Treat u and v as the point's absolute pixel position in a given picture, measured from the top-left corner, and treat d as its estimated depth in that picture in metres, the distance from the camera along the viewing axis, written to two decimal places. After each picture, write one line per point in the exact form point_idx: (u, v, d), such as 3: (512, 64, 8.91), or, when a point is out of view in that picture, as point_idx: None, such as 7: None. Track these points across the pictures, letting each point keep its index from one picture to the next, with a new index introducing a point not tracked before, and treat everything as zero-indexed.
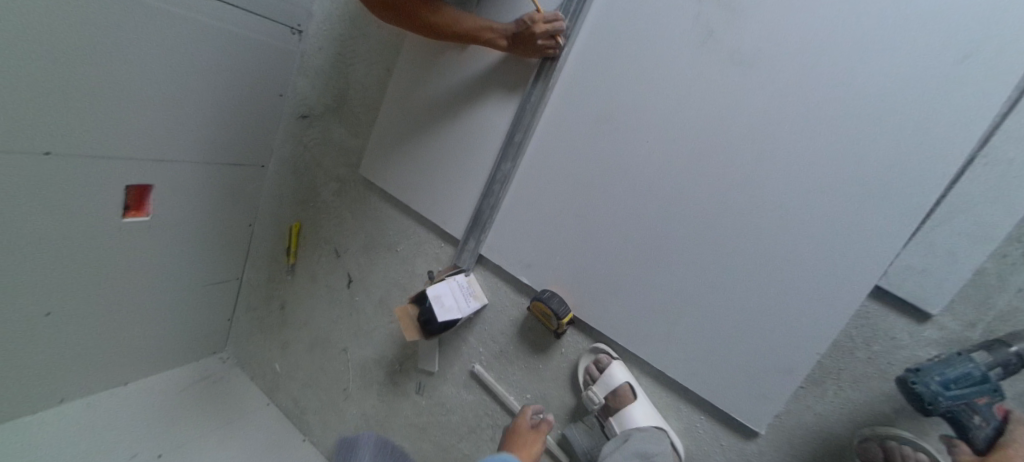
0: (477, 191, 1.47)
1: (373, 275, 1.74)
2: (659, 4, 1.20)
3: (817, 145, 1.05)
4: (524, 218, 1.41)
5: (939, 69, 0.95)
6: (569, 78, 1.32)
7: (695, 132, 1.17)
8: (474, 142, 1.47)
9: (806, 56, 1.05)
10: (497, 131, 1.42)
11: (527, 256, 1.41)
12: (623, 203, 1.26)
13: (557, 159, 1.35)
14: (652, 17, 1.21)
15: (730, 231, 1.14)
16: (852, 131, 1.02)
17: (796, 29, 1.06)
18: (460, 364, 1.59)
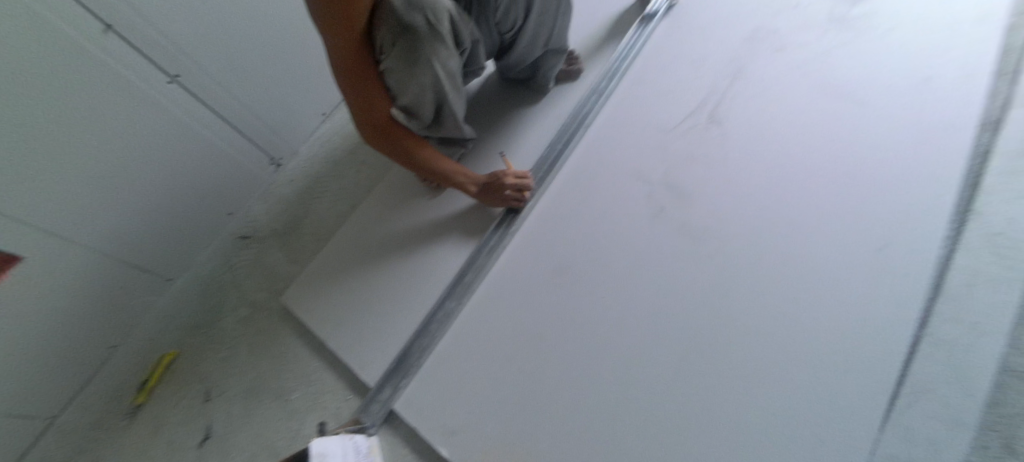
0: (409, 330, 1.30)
1: (241, 431, 1.31)
2: (615, 182, 1.34)
3: (774, 313, 1.07)
4: (459, 371, 1.19)
5: (865, 262, 1.08)
6: (526, 232, 1.34)
7: (656, 292, 1.15)
8: (418, 280, 1.36)
9: (742, 238, 1.18)
10: (448, 272, 1.35)
11: (453, 421, 1.13)
12: (580, 356, 1.12)
13: (507, 306, 1.24)
14: (609, 191, 1.33)
15: (696, 399, 1.02)
16: (800, 307, 1.06)
17: (740, 214, 1.21)
18: None
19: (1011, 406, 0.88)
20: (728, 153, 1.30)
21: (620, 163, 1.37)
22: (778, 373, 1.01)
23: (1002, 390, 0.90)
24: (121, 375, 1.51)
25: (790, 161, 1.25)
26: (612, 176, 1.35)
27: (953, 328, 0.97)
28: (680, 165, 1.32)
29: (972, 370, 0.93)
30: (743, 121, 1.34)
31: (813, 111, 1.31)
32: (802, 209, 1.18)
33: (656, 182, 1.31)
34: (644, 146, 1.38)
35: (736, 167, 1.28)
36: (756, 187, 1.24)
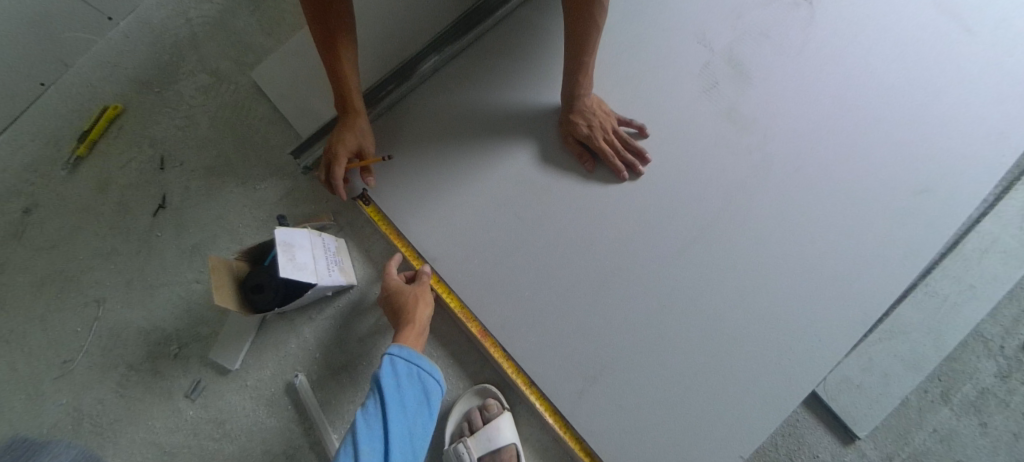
0: (398, 152, 1.10)
1: (202, 209, 1.22)
2: (675, 33, 1.08)
3: (767, 229, 0.97)
4: (447, 203, 1.06)
5: (895, 198, 0.96)
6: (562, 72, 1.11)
7: (667, 178, 1.01)
8: (416, 94, 1.14)
9: (799, 137, 1.00)
10: (459, 99, 1.12)
11: (432, 247, 1.04)
12: (569, 223, 1.01)
13: (518, 152, 1.07)
14: (663, 41, 1.08)
15: (673, 295, 0.96)
16: (839, 224, 0.95)
17: (788, 121, 1.01)
18: (274, 366, 1.10)
19: (972, 363, 0.92)
20: (821, 30, 1.05)
21: (684, 12, 1.10)
22: (773, 292, 0.94)
23: (966, 349, 0.92)
24: (59, 115, 1.31)
25: (893, 61, 1.02)
26: (677, 25, 1.09)
27: (960, 280, 0.93)
28: (758, 35, 1.07)
29: (959, 321, 0.91)
30: (840, 11, 1.06)
31: (919, 29, 1.03)
32: (882, 122, 0.99)
33: (717, 48, 1.07)
34: None
35: (827, 49, 1.04)
36: (808, 92, 1.02)
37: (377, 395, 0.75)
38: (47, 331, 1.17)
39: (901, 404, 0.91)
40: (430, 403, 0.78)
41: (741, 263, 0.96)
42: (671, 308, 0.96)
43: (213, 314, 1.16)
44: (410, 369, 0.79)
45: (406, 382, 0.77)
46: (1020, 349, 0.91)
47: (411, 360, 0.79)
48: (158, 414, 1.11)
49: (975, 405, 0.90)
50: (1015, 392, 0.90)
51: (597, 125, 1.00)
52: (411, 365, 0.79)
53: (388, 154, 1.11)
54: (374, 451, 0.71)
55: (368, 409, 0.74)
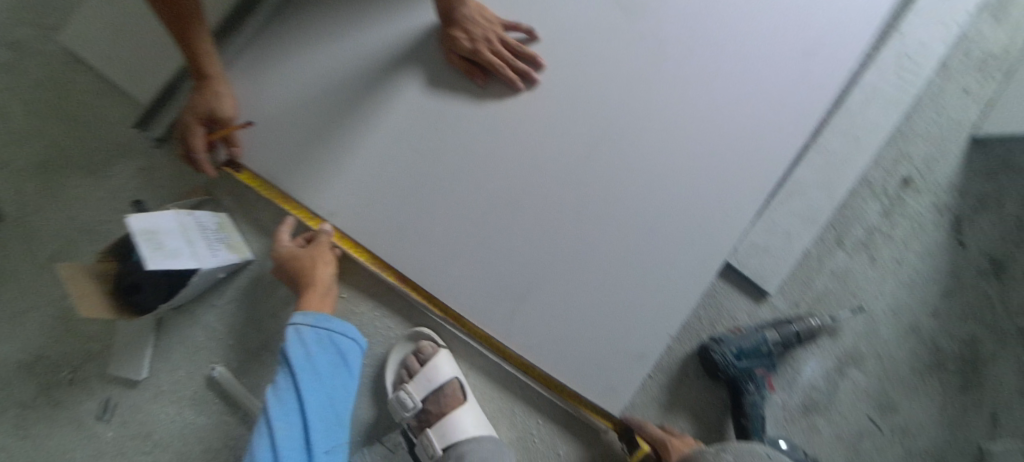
0: (260, 99, 0.93)
1: (47, 211, 1.03)
2: None
3: (671, 113, 0.94)
4: (333, 148, 0.91)
5: (783, 60, 0.95)
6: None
7: (564, 78, 0.94)
8: (269, 26, 0.95)
9: (687, 16, 0.96)
10: (322, 23, 0.94)
11: (330, 202, 0.92)
12: (473, 144, 0.92)
13: (402, 73, 0.93)
14: None
15: (588, 198, 0.92)
16: (735, 96, 0.94)
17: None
18: (187, 364, 1.00)
19: (861, 206, 0.98)
20: None
21: None
22: (683, 176, 0.93)
23: (855, 195, 0.98)
24: None
25: None
26: None
27: (846, 133, 0.97)
28: None
29: (847, 171, 0.96)
30: None
31: None
32: None
33: None
34: None
35: None
36: None
37: (288, 367, 0.73)
38: None
39: (804, 257, 0.97)
40: (348, 364, 0.77)
41: (653, 152, 0.93)
42: (590, 212, 0.92)
43: (99, 324, 1.03)
44: (319, 334, 0.76)
45: (317, 348, 0.75)
46: (900, 186, 0.98)
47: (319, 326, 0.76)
48: (69, 444, 1.00)
49: (865, 244, 0.97)
50: (897, 225, 0.98)
51: (479, 36, 0.89)
52: (319, 331, 0.76)
53: (251, 103, 0.93)
54: (291, 424, 0.70)
55: (279, 385, 0.72)
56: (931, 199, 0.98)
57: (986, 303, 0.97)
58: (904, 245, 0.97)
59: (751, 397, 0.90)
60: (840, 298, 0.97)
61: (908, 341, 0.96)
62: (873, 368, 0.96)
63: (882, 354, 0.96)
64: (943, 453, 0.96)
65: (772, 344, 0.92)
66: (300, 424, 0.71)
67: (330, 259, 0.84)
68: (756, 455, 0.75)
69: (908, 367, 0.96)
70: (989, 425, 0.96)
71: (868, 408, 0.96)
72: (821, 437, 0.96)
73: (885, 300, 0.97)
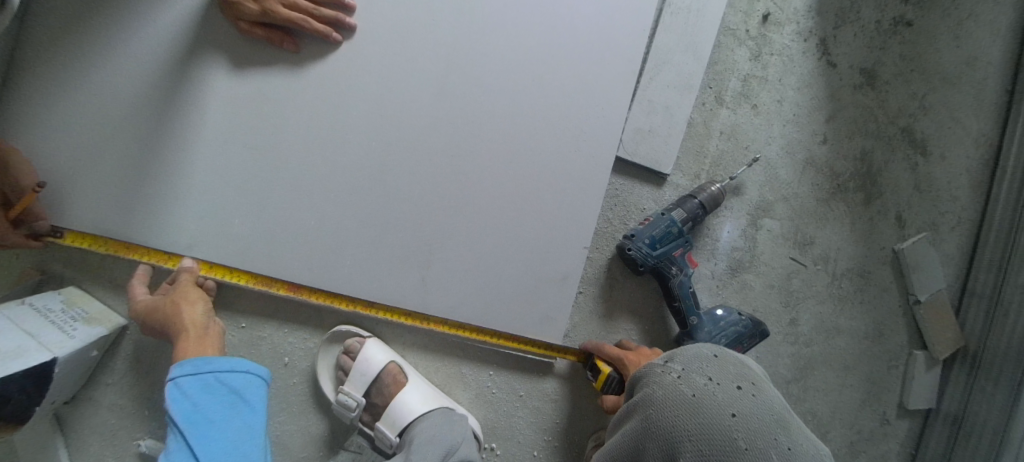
0: (45, 147, 0.77)
1: None
2: None
3: (510, 23, 0.85)
4: (159, 173, 0.80)
5: None
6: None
7: (381, 12, 0.82)
8: (11, 50, 0.76)
9: None
10: (77, 29, 0.77)
11: (180, 234, 0.81)
12: (310, 120, 0.82)
13: (201, 65, 0.80)
14: None
15: (457, 139, 0.85)
16: None
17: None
18: (108, 452, 0.91)
19: (730, 58, 0.95)
20: None
21: None
22: (545, 85, 0.87)
23: (722, 47, 0.95)
24: None
25: None
26: None
27: None
28: None
29: (706, 24, 0.92)
30: None
31: None
32: None
33: None
34: None
35: None
36: None
37: (173, 426, 0.66)
38: None
39: (690, 126, 0.95)
40: (247, 399, 0.71)
41: (503, 70, 0.85)
42: (462, 154, 0.86)
43: None
44: (203, 380, 0.70)
45: (201, 395, 0.69)
46: (762, 24, 0.95)
47: (199, 371, 0.70)
48: None
49: (743, 94, 0.96)
50: (768, 65, 0.96)
51: None
52: (203, 376, 0.70)
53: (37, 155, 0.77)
54: None
55: (169, 448, 0.65)
56: (793, 28, 0.96)
57: (867, 114, 0.98)
58: (780, 83, 0.96)
59: (678, 280, 0.88)
60: (734, 155, 0.96)
61: (807, 175, 0.98)
62: (783, 211, 0.98)
63: (787, 195, 0.98)
64: (862, 266, 1.01)
65: (678, 222, 0.88)
66: None
67: (201, 300, 0.78)
68: (705, 359, 0.63)
69: (813, 199, 0.98)
70: (896, 226, 1.01)
71: (788, 250, 0.99)
72: (753, 291, 0.99)
73: (776, 143, 0.96)
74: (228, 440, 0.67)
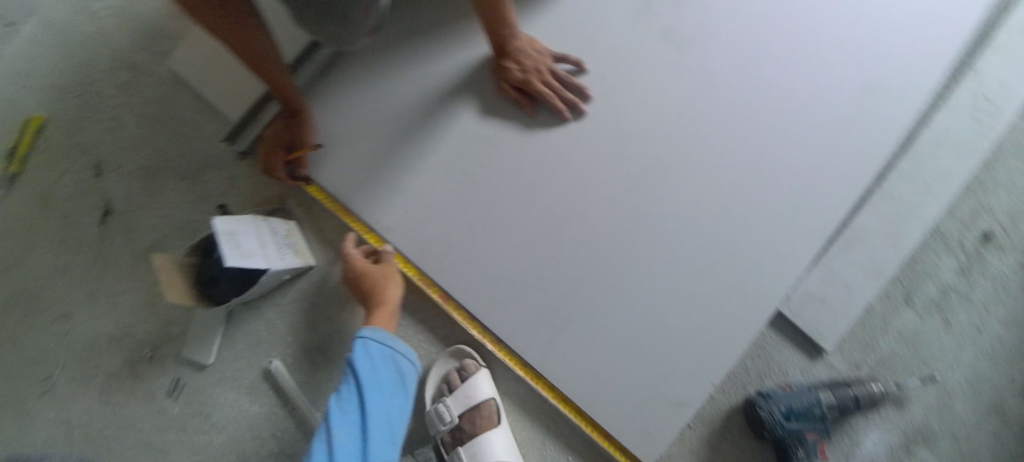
0: (335, 127, 1.06)
1: (144, 211, 1.17)
2: None
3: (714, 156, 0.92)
4: (396, 171, 1.03)
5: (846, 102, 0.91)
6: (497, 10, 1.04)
7: (614, 111, 0.96)
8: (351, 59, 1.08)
9: (747, 50, 0.95)
10: (395, 59, 1.06)
11: (389, 220, 1.01)
12: (521, 173, 0.97)
13: (457, 105, 1.02)
14: None
15: (634, 234, 0.93)
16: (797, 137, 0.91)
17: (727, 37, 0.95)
18: (251, 356, 1.11)
19: (933, 262, 0.91)
20: None
21: None
22: (732, 219, 0.91)
23: (927, 249, 0.92)
24: None
25: None
26: None
27: (917, 181, 0.91)
28: None
29: (919, 222, 0.89)
30: None
31: None
32: (826, 22, 0.94)
33: None
34: None
35: None
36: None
37: (353, 377, 0.84)
38: (23, 354, 1.21)
39: (865, 313, 0.91)
40: (406, 381, 0.86)
41: (697, 193, 0.92)
42: (632, 249, 0.93)
43: (179, 315, 1.16)
44: (384, 351, 0.86)
45: (378, 362, 0.85)
46: (980, 242, 0.91)
47: (383, 343, 0.87)
48: (145, 416, 1.14)
49: (938, 304, 0.90)
50: (975, 285, 0.90)
51: (529, 67, 0.93)
52: (385, 348, 0.86)
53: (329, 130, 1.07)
54: (350, 427, 0.79)
55: (344, 392, 0.82)
56: (1017, 259, 0.90)
57: None
58: (985, 311, 0.89)
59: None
60: (907, 362, 0.89)
61: (989, 422, 0.86)
62: (947, 449, 0.86)
63: (958, 433, 0.86)
64: None
65: (825, 405, 0.84)
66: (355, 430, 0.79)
67: (398, 282, 0.95)
68: None
69: (993, 453, 0.85)
70: None
71: None
72: None
73: (961, 370, 0.88)
74: (382, 409, 0.82)
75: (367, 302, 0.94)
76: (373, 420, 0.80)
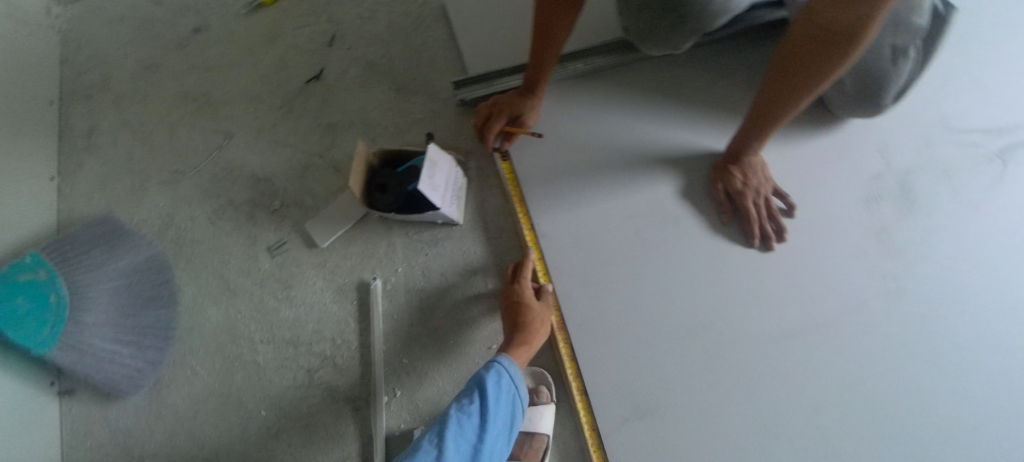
0: (552, 137, 1.19)
1: (349, 94, 1.26)
2: (856, 151, 1.17)
3: (869, 350, 1.05)
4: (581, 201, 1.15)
5: (983, 383, 1.01)
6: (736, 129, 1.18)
7: (785, 271, 1.11)
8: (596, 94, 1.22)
9: (929, 292, 1.08)
10: (630, 117, 1.20)
11: (554, 236, 1.13)
12: (690, 273, 1.11)
13: (660, 184, 1.15)
14: (846, 158, 1.17)
15: (745, 376, 1.05)
16: (926, 382, 1.02)
17: (927, 269, 1.09)
18: (359, 265, 1.16)
19: None
20: (990, 207, 1.12)
21: (870, 136, 1.18)
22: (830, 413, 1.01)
23: None
24: None
25: None
26: (853, 144, 1.18)
27: None
28: (927, 183, 1.15)
29: None
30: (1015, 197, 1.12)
31: None
32: (1004, 312, 1.05)
33: (890, 171, 1.16)
34: (914, 139, 1.18)
35: (989, 229, 1.10)
36: (948, 251, 1.10)
37: (477, 399, 0.85)
38: (173, 142, 1.29)
39: None
40: (515, 428, 0.86)
41: (817, 378, 1.04)
42: (740, 387, 1.04)
43: (319, 193, 1.21)
44: (510, 389, 0.88)
45: (503, 399, 0.86)
46: None
47: (513, 383, 0.89)
48: (239, 255, 1.20)
49: None
50: None
51: (752, 185, 1.08)
52: (513, 386, 0.88)
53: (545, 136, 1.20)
54: (460, 448, 0.80)
55: (465, 410, 0.83)
56: None
57: None
58: None
59: None
60: None
61: None
62: None
63: None
64: None
65: None
66: (463, 454, 0.80)
67: (548, 328, 1.02)
68: None
69: None
70: None
71: None
72: None
73: None
74: (490, 446, 0.83)
75: (516, 332, 0.97)
76: (480, 453, 0.81)
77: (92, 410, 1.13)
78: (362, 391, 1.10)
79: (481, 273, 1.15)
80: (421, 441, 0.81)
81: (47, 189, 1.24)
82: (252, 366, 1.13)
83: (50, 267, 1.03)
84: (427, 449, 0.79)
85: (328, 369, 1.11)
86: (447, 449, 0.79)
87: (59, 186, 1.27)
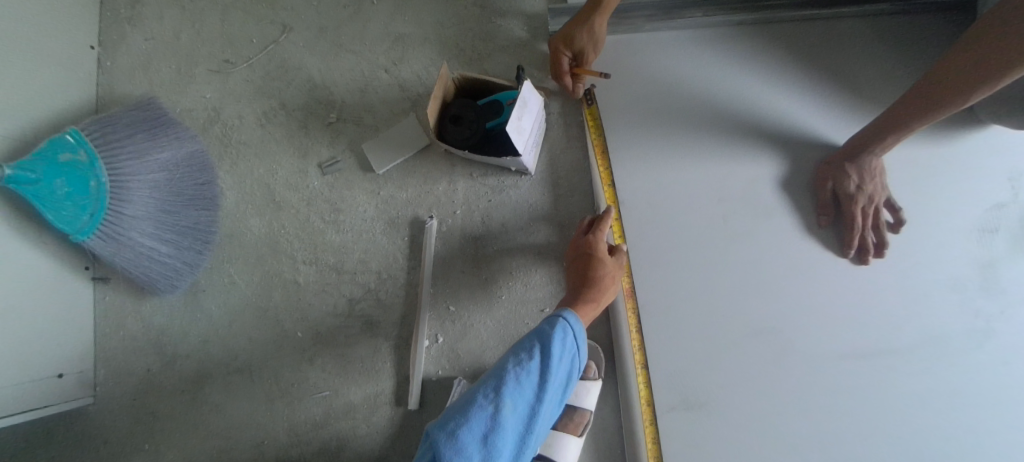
0: (644, 99, 1.10)
1: (428, 11, 1.14)
2: (983, 173, 1.05)
3: (938, 389, 0.96)
4: (665, 173, 1.06)
5: None
6: (849, 121, 1.06)
7: (872, 284, 1.01)
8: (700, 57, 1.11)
9: None
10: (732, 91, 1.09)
11: (630, 205, 1.05)
12: (767, 270, 1.02)
13: (752, 169, 1.06)
14: (971, 178, 1.05)
15: (808, 387, 0.97)
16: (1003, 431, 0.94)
17: None
18: (414, 199, 1.08)
19: None
20: None
21: (1002, 156, 1.05)
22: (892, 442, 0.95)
23: None
24: None
25: None
26: (981, 163, 1.05)
27: None
28: None
29: None
30: None
31: None
32: None
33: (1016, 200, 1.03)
34: None
35: None
36: None
37: (539, 354, 0.75)
38: (227, 28, 1.17)
39: None
40: (570, 388, 0.78)
41: (883, 401, 0.96)
42: (798, 397, 0.97)
43: (381, 114, 1.11)
44: (573, 347, 0.78)
45: (564, 358, 0.76)
46: None
47: (577, 341, 0.79)
48: (287, 166, 1.11)
49: None
50: None
51: (864, 190, 0.99)
52: (574, 343, 0.78)
53: (636, 95, 1.10)
54: (516, 407, 0.71)
55: (525, 366, 0.74)
56: None
57: None
58: None
59: None
60: None
61: None
62: None
63: None
64: None
65: None
66: (520, 415, 0.72)
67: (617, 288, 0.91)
68: None
69: None
70: None
71: None
72: None
73: None
74: (547, 408, 0.74)
75: (586, 287, 0.86)
76: (537, 415, 0.73)
77: (126, 300, 1.10)
78: (401, 330, 1.05)
79: (544, 230, 1.05)
80: (474, 394, 0.73)
81: (87, 58, 1.13)
82: (291, 285, 1.08)
83: (90, 148, 0.93)
84: (483, 403, 0.70)
85: (369, 302, 1.06)
86: (504, 406, 0.70)
87: (99, 57, 1.16)
